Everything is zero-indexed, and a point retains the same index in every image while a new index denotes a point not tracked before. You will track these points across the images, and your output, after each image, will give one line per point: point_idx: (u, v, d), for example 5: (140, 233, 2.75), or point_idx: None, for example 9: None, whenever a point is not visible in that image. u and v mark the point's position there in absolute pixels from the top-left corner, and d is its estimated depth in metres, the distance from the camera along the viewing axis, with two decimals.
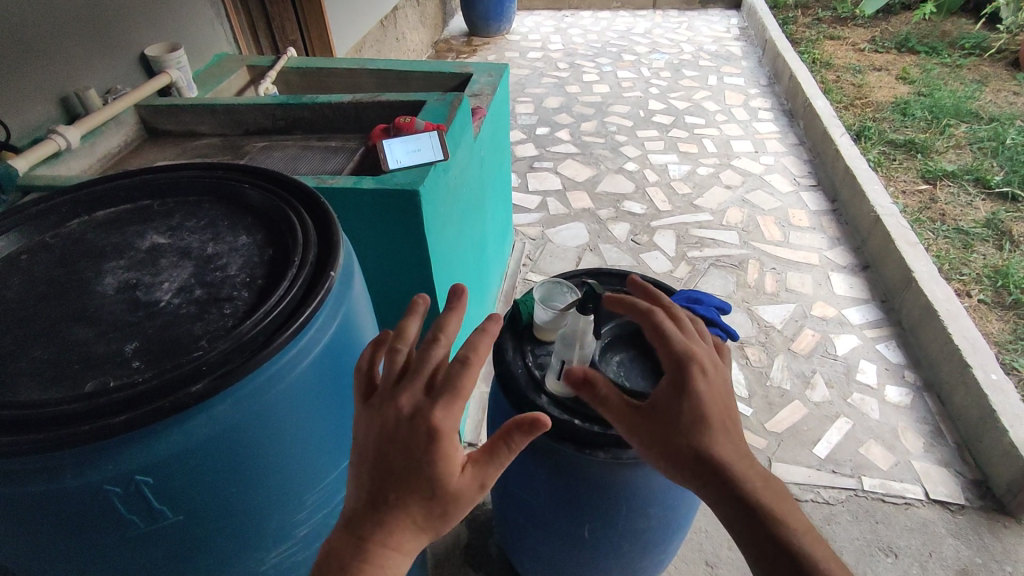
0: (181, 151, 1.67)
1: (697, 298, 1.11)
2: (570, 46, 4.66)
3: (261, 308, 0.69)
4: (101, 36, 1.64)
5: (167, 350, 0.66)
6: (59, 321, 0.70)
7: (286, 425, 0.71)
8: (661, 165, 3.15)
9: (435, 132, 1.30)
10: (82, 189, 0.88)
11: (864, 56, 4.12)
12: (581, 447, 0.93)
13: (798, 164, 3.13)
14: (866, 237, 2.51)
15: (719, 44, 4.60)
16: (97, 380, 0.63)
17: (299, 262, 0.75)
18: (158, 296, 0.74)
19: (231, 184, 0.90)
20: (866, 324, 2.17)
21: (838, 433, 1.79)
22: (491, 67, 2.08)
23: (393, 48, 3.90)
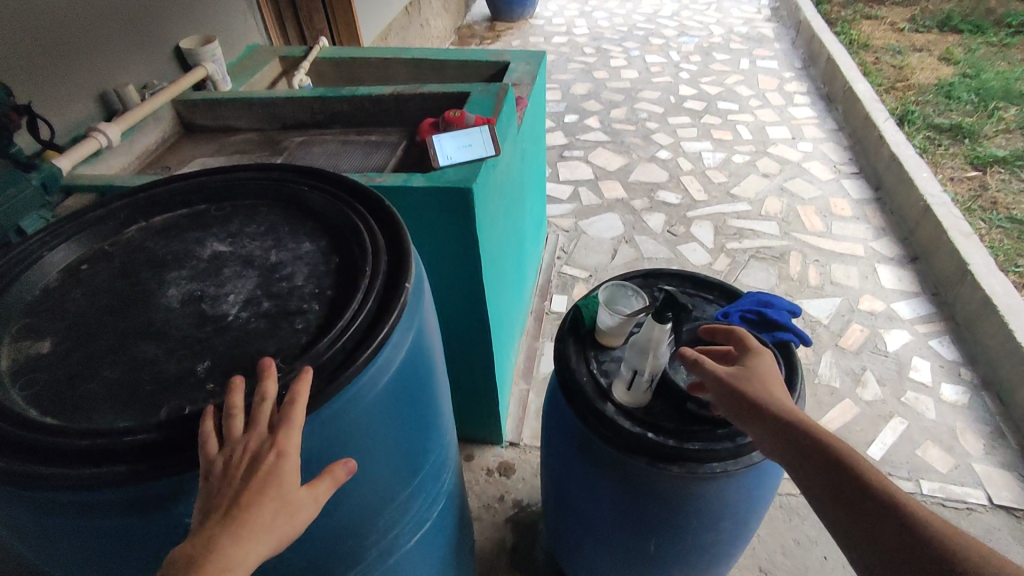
0: (219, 147, 1.64)
1: (768, 301, 1.05)
2: (595, 29, 4.55)
3: (338, 326, 0.65)
4: (137, 29, 1.61)
5: (242, 370, 0.63)
6: (125, 338, 0.67)
7: (359, 446, 0.68)
8: (695, 153, 3.07)
9: (485, 126, 1.25)
10: (138, 193, 0.85)
11: (904, 36, 3.98)
12: (655, 461, 0.89)
13: (837, 151, 3.02)
14: (915, 227, 2.42)
15: (750, 26, 4.46)
16: (171, 405, 0.59)
17: (370, 273, 0.71)
18: (223, 309, 0.71)
19: (289, 186, 0.85)
20: (917, 318, 2.09)
21: (893, 434, 1.74)
22: (528, 54, 2.01)
23: (416, 35, 3.83)
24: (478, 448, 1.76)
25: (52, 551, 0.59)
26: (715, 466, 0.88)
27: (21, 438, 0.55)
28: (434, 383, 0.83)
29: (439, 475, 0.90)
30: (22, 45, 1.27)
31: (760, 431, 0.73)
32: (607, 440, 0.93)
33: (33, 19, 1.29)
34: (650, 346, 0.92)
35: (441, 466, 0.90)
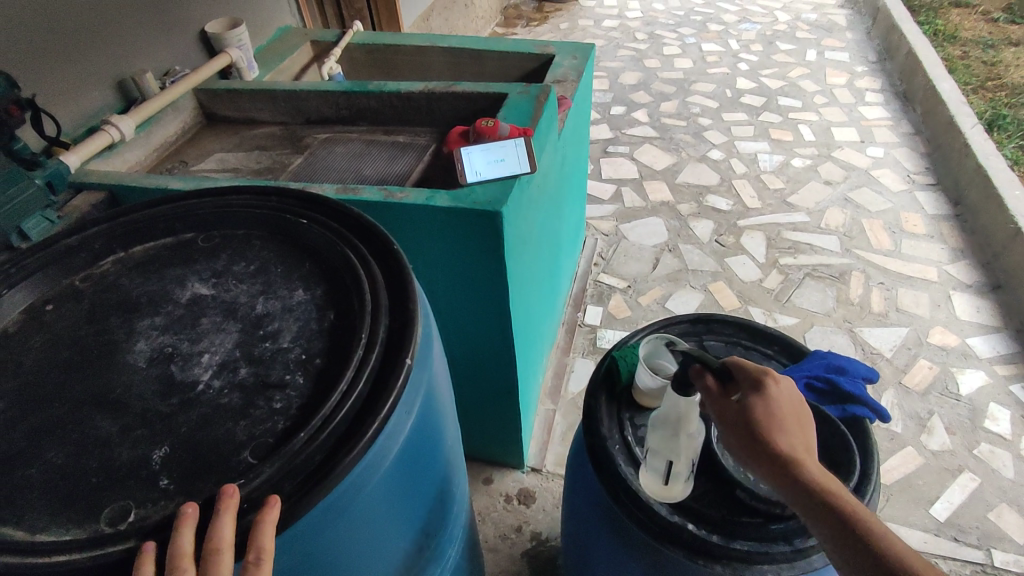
0: (239, 140, 1.54)
1: (841, 365, 0.89)
2: (649, 13, 4.29)
3: (321, 413, 0.54)
4: (156, 13, 1.52)
5: (203, 465, 0.52)
6: (79, 406, 0.58)
7: (341, 551, 0.58)
8: (751, 154, 2.84)
9: (521, 138, 1.11)
10: (118, 218, 0.75)
11: (995, 29, 3.62)
12: (694, 556, 0.76)
13: (911, 158, 2.76)
14: (999, 252, 2.17)
15: (819, 13, 4.13)
16: (114, 507, 0.49)
17: (367, 340, 0.59)
18: (195, 375, 0.60)
19: (286, 218, 0.74)
20: (995, 358, 1.88)
21: (962, 492, 1.56)
22: (575, 47, 1.84)
23: (459, 15, 3.67)
24: (498, 471, 1.65)
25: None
26: (768, 570, 0.73)
27: None
28: (442, 457, 0.71)
29: (444, 550, 0.79)
30: (29, 31, 1.20)
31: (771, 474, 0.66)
32: (637, 522, 0.80)
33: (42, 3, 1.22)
34: (683, 421, 0.80)
35: (447, 541, 0.79)
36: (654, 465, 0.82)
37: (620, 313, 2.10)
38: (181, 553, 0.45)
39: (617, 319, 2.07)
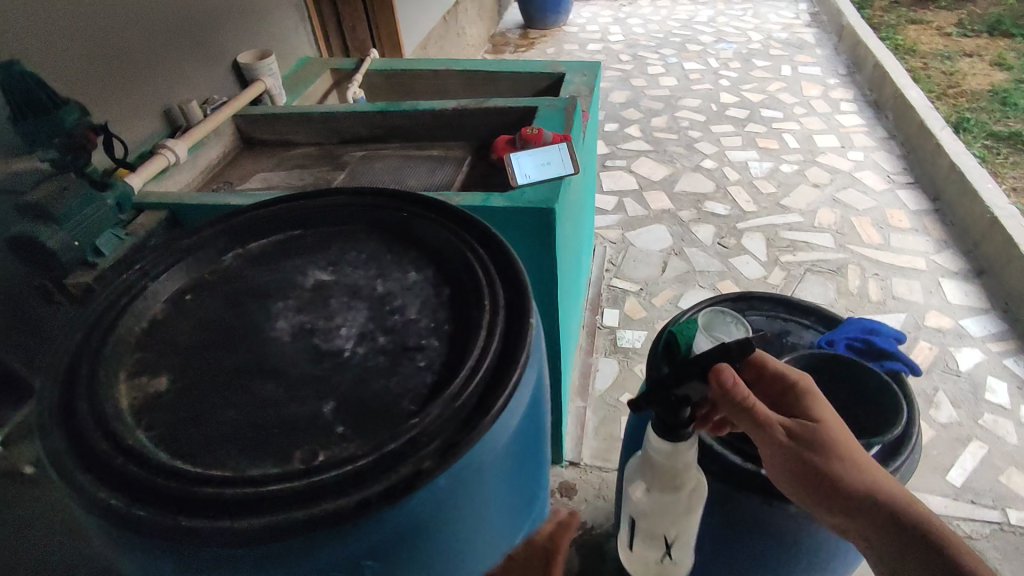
0: (278, 161, 1.62)
1: (874, 327, 0.98)
2: (630, 36, 4.51)
3: (467, 366, 0.62)
4: (195, 45, 1.61)
5: (370, 414, 0.60)
6: (241, 375, 0.64)
7: (484, 493, 0.65)
8: (741, 162, 3.01)
9: (564, 143, 1.21)
10: (230, 218, 0.82)
11: (951, 41, 3.90)
12: (770, 499, 0.84)
13: (890, 160, 2.94)
14: (980, 240, 2.34)
15: (789, 31, 4.38)
16: (304, 450, 0.57)
17: (491, 307, 0.68)
18: (338, 344, 0.68)
19: (386, 210, 0.82)
20: (988, 336, 2.02)
21: (973, 459, 1.67)
22: (584, 65, 1.94)
23: (453, 44, 3.83)
24: None
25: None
26: None
27: (160, 487, 0.52)
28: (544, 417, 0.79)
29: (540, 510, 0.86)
30: (89, 65, 1.28)
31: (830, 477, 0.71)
32: (712, 474, 0.88)
33: (98, 38, 1.30)
34: (678, 476, 0.80)
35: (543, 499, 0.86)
36: (673, 553, 0.91)
37: (636, 314, 2.20)
38: None
39: (634, 320, 2.17)
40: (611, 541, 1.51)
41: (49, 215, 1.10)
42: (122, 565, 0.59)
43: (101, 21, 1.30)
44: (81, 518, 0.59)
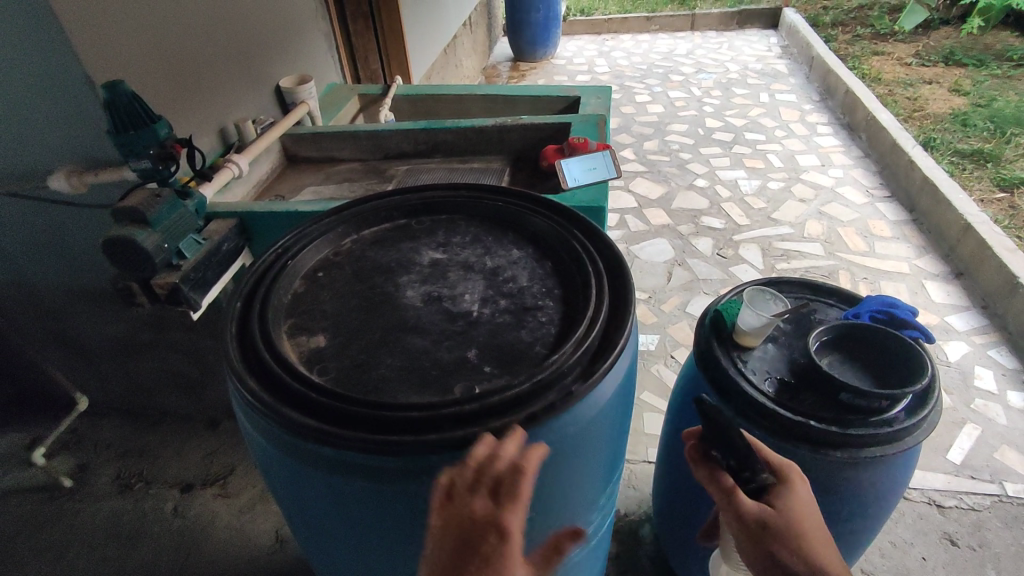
0: (325, 176, 1.74)
1: (893, 302, 1.12)
2: (616, 68, 4.78)
3: (586, 315, 0.73)
4: (246, 70, 1.74)
5: (511, 356, 0.70)
6: (389, 331, 0.75)
7: (606, 431, 0.74)
8: (731, 180, 3.21)
9: (606, 151, 1.35)
10: (347, 209, 0.93)
11: (911, 70, 4.25)
12: (817, 447, 0.97)
13: (867, 176, 3.18)
14: (956, 245, 2.55)
15: (764, 62, 4.71)
16: (462, 385, 0.67)
17: (594, 271, 0.79)
18: (465, 307, 0.79)
19: (483, 201, 0.94)
20: (972, 330, 2.20)
21: (969, 439, 1.82)
22: (597, 90, 2.10)
23: (451, 75, 4.02)
24: None
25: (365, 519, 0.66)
26: (875, 451, 0.96)
27: (349, 411, 0.62)
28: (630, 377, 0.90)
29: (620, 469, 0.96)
30: (161, 87, 1.40)
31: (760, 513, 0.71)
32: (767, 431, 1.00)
33: (174, 58, 1.43)
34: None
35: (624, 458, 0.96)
36: None
37: (648, 320, 2.33)
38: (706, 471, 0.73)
39: (647, 325, 2.31)
40: (647, 525, 1.60)
41: (142, 219, 1.17)
42: (305, 492, 0.68)
43: (172, 48, 1.42)
44: (268, 455, 0.69)
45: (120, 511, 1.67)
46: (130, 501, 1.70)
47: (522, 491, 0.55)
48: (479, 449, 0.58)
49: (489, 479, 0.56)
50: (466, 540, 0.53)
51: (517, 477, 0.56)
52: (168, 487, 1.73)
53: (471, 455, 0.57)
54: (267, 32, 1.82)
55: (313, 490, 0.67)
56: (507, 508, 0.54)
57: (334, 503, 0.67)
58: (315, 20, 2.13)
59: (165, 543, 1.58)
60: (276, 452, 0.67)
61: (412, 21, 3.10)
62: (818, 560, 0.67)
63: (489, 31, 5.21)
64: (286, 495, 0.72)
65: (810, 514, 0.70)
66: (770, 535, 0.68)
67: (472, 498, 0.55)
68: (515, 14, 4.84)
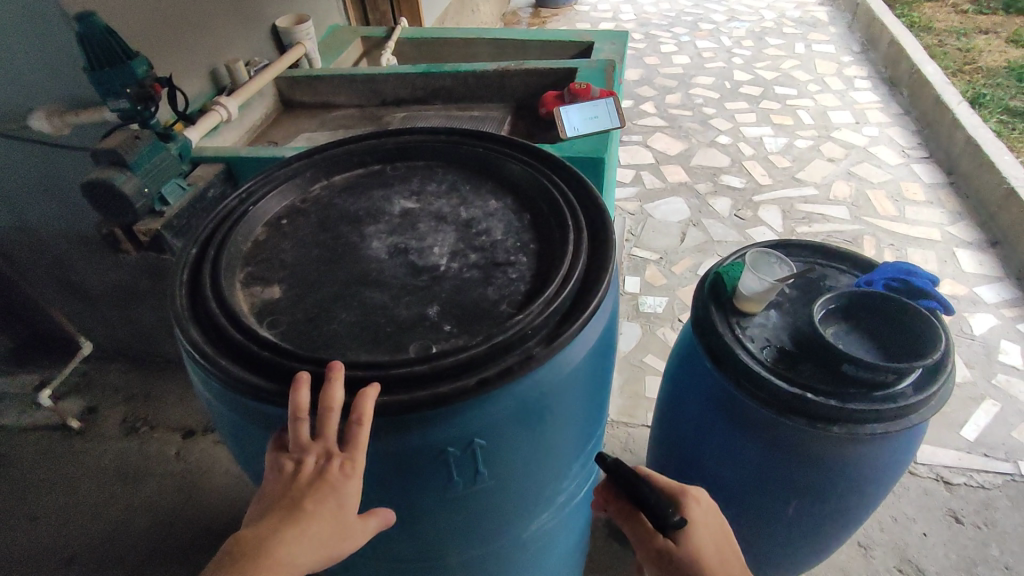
0: (321, 122, 1.67)
1: (912, 269, 1.03)
2: (643, 15, 4.53)
3: (559, 273, 0.66)
4: (239, 7, 1.65)
5: (473, 314, 0.65)
6: (348, 285, 0.70)
7: (577, 399, 0.69)
8: (756, 137, 3.05)
9: (611, 98, 1.26)
10: (317, 152, 0.87)
11: (966, 19, 3.93)
12: (814, 422, 0.91)
13: (905, 135, 2.99)
14: (994, 212, 2.39)
15: (803, 10, 4.41)
16: (418, 344, 0.62)
17: (574, 225, 0.73)
18: (433, 260, 0.73)
19: (463, 147, 0.87)
20: (1002, 303, 2.08)
21: (987, 416, 1.74)
22: (612, 35, 1.97)
23: (467, 20, 3.85)
24: None
25: None
26: (874, 427, 0.89)
27: (291, 366, 0.58)
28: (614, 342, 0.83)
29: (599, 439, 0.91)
30: (144, 23, 1.33)
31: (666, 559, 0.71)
32: (763, 403, 0.95)
33: None
34: None
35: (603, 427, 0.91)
36: None
37: (657, 281, 2.25)
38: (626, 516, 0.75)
39: (655, 287, 2.23)
40: None
41: (121, 162, 1.14)
42: (254, 450, 0.65)
43: None
44: (218, 409, 0.66)
45: (125, 453, 1.71)
46: (134, 444, 1.73)
47: (363, 437, 0.53)
48: (302, 397, 0.53)
49: (324, 428, 0.53)
50: (306, 482, 0.53)
51: (354, 425, 0.53)
52: (171, 431, 1.76)
53: (297, 404, 0.53)
54: None
55: (260, 446, 0.63)
56: (346, 455, 0.53)
57: None
58: None
59: (164, 486, 1.62)
60: (224, 407, 0.64)
61: None
62: None
63: None
64: (237, 451, 0.69)
65: (711, 537, 0.72)
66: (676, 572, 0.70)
67: (308, 446, 0.53)
68: None
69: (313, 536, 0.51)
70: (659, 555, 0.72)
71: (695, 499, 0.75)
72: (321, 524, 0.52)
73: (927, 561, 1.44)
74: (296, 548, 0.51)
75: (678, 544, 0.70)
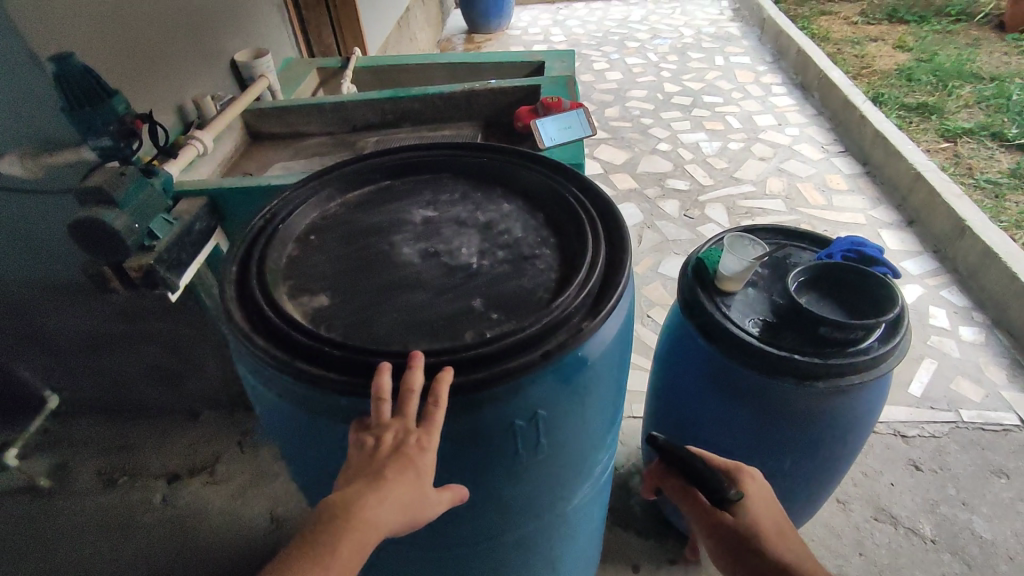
0: (293, 151, 1.70)
1: (862, 242, 1.17)
2: (572, 36, 4.76)
3: (587, 259, 0.74)
4: (200, 42, 1.67)
5: (515, 302, 0.72)
6: (390, 287, 0.75)
7: (612, 372, 0.76)
8: (692, 143, 3.27)
9: (581, 109, 1.36)
10: (331, 171, 0.91)
11: (859, 28, 4.37)
12: (802, 380, 1.01)
13: (822, 133, 3.29)
14: (907, 194, 2.67)
15: (717, 26, 4.76)
16: (472, 331, 0.68)
17: (588, 219, 0.80)
18: (464, 259, 0.79)
19: (468, 159, 0.94)
20: (926, 274, 2.32)
21: (928, 373, 1.94)
22: (559, 54, 2.09)
23: (406, 49, 3.93)
24: None
25: None
26: (853, 378, 1.01)
27: (362, 360, 0.62)
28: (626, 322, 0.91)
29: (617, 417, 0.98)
30: (112, 57, 1.33)
31: (723, 531, 0.81)
32: (756, 369, 1.05)
33: (124, 26, 1.37)
34: None
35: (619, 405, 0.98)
36: None
37: None
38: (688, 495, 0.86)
39: None
40: (637, 476, 1.66)
41: (109, 200, 1.13)
42: (322, 447, 0.68)
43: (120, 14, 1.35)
44: (282, 413, 0.69)
45: (107, 504, 1.66)
46: (115, 495, 1.68)
47: (439, 417, 0.58)
48: (385, 381, 0.58)
49: (404, 409, 0.57)
50: (387, 455, 0.57)
51: (432, 406, 0.58)
52: (153, 478, 1.72)
53: (380, 387, 0.58)
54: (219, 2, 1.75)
55: (330, 441, 0.67)
56: (423, 430, 0.58)
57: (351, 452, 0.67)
58: None
59: (156, 534, 1.58)
60: (291, 409, 0.67)
61: None
62: (777, 552, 0.77)
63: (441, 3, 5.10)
64: (301, 452, 0.72)
65: (767, 510, 0.81)
66: (733, 542, 0.80)
67: (389, 423, 0.58)
68: None
69: (392, 502, 0.56)
70: (717, 527, 0.81)
71: (751, 476, 0.84)
72: (399, 493, 0.56)
73: (898, 508, 1.59)
74: (375, 513, 0.55)
75: (735, 516, 0.80)
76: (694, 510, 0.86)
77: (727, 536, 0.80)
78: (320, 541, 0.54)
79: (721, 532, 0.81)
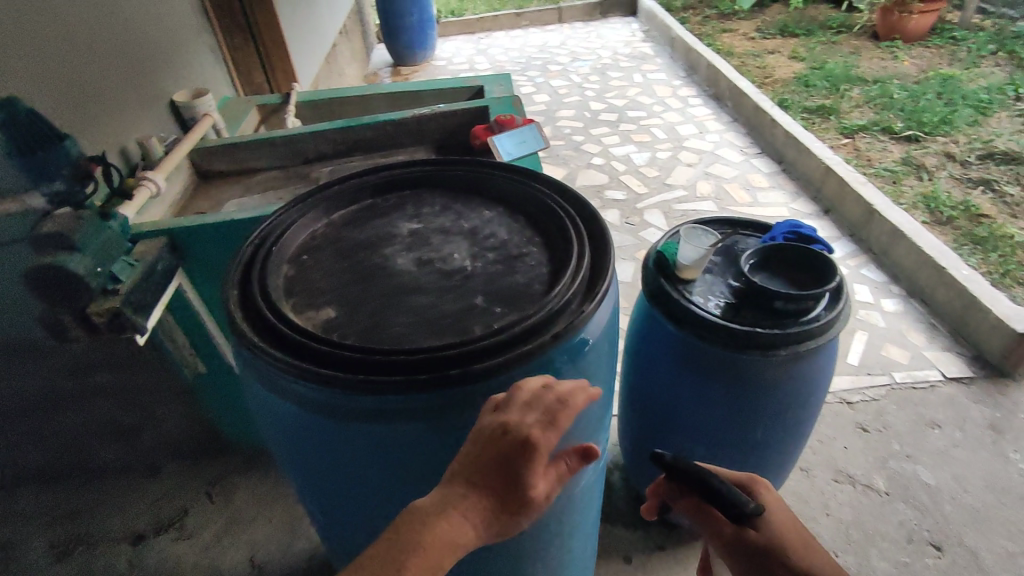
0: (246, 188, 1.69)
1: (798, 224, 1.30)
2: (497, 63, 4.93)
3: (574, 250, 0.81)
4: (140, 83, 1.65)
5: (514, 295, 0.77)
6: (392, 294, 0.78)
7: (608, 352, 0.82)
8: (624, 155, 3.45)
9: (533, 125, 1.43)
10: (313, 194, 0.94)
11: (757, 43, 4.77)
12: (766, 350, 1.11)
13: (739, 138, 3.56)
14: (821, 186, 2.93)
15: (631, 47, 5.07)
16: (480, 324, 0.72)
17: (567, 216, 0.87)
18: (458, 263, 0.84)
19: (444, 173, 0.99)
20: (847, 255, 2.55)
21: (861, 343, 2.13)
22: (496, 78, 2.19)
23: (336, 84, 3.95)
24: None
25: (413, 459, 0.70)
26: (809, 344, 1.12)
27: (384, 360, 0.66)
28: None
29: None
30: (53, 96, 1.30)
31: (746, 545, 0.78)
32: (725, 345, 1.14)
33: (62, 64, 1.34)
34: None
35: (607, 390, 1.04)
36: None
37: None
38: (700, 512, 0.82)
39: None
40: (618, 470, 1.72)
41: (69, 245, 1.10)
42: (348, 450, 0.71)
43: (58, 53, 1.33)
44: (304, 423, 0.71)
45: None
46: (73, 566, 1.57)
47: (566, 421, 0.60)
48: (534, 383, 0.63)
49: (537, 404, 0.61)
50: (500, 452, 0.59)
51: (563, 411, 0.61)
52: (116, 541, 1.62)
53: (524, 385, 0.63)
54: (156, 43, 1.74)
55: (356, 444, 0.69)
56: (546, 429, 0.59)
57: (377, 451, 0.70)
58: (198, 32, 2.03)
59: None
60: (314, 418, 0.69)
61: (290, 30, 3.02)
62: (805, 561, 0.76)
63: (364, 38, 5.15)
64: (324, 463, 0.74)
65: (789, 520, 0.80)
66: (758, 556, 0.78)
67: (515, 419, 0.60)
68: (389, 20, 4.84)
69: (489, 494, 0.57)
70: (737, 542, 0.79)
71: (766, 487, 0.84)
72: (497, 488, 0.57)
73: (853, 468, 1.73)
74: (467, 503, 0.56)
75: (759, 530, 0.78)
76: (708, 526, 0.82)
77: (749, 551, 0.78)
78: (413, 523, 0.55)
79: (743, 546, 0.79)
